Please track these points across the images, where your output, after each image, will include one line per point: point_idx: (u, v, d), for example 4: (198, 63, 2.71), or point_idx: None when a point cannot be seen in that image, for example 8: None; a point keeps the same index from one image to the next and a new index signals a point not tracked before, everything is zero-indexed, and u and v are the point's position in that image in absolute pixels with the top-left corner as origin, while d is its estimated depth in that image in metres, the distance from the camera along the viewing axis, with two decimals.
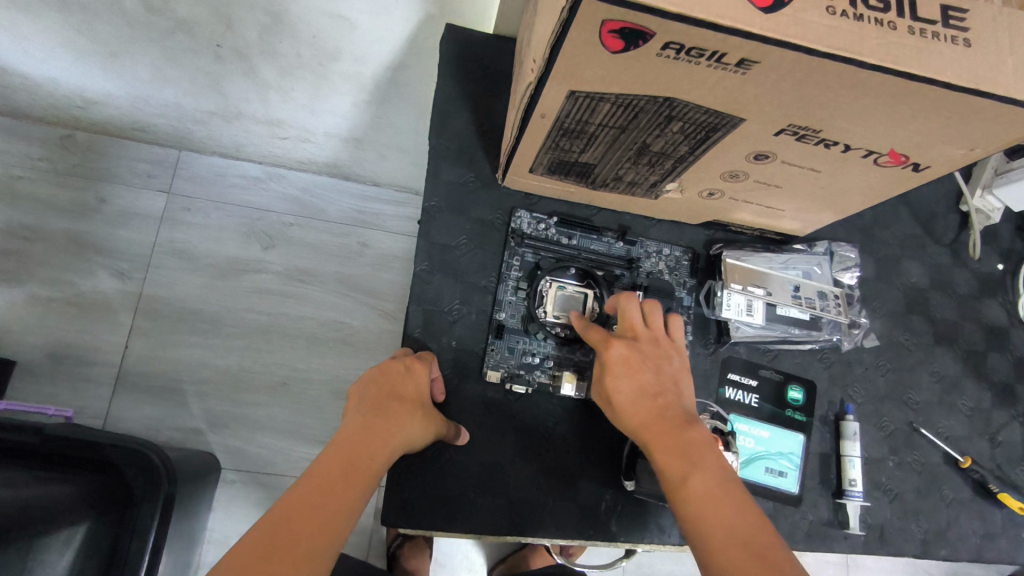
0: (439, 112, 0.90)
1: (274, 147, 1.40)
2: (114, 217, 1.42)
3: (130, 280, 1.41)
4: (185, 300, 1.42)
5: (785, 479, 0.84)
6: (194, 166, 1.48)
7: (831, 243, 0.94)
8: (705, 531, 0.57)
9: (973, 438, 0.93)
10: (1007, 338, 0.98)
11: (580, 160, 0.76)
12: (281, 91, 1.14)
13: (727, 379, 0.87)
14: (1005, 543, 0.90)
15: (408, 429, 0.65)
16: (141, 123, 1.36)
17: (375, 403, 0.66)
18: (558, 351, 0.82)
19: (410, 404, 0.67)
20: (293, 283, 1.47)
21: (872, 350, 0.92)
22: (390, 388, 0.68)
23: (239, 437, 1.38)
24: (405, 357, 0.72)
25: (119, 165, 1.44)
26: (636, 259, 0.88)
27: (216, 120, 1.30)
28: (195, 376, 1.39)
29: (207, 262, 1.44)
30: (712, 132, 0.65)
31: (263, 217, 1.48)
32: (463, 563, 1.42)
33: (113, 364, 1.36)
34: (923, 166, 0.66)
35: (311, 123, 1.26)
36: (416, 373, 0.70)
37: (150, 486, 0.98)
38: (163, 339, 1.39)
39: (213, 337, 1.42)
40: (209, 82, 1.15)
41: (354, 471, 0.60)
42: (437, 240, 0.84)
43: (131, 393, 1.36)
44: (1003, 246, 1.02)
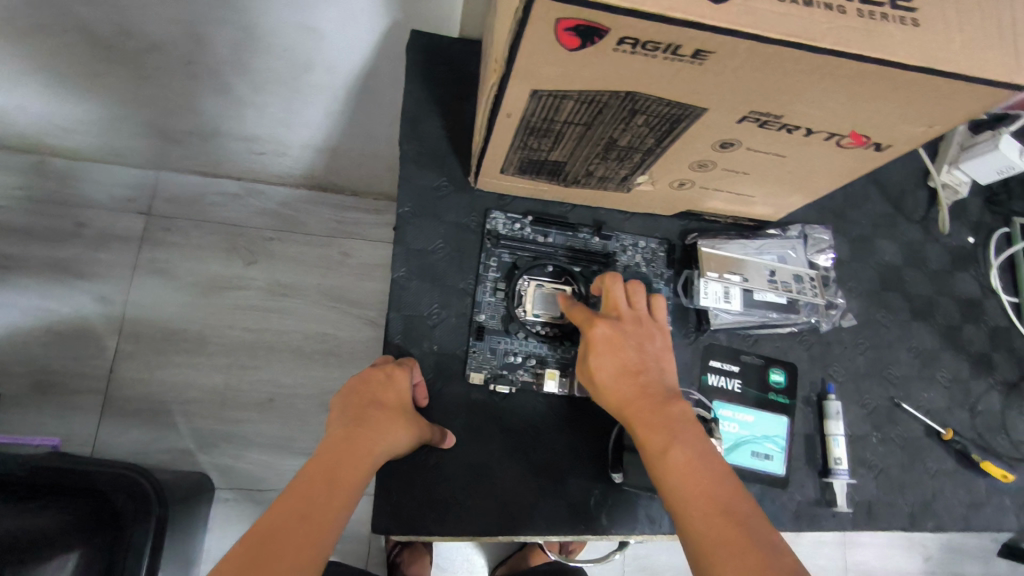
0: (408, 117, 0.89)
1: (251, 162, 1.40)
2: (92, 241, 1.41)
3: (112, 303, 1.39)
4: (169, 321, 1.41)
5: (771, 462, 0.85)
6: (171, 186, 1.46)
7: (804, 226, 0.95)
8: (686, 503, 0.59)
9: (953, 409, 0.94)
10: (982, 309, 0.99)
11: (549, 158, 0.76)
12: (256, 106, 1.14)
13: (709, 366, 0.87)
14: (991, 511, 0.91)
15: (392, 436, 0.65)
16: (114, 146, 1.35)
17: (359, 411, 0.66)
18: (540, 349, 0.82)
19: (393, 411, 0.68)
20: (277, 297, 1.47)
21: (850, 330, 0.94)
22: (373, 397, 0.68)
23: (230, 455, 1.37)
24: (388, 366, 0.72)
25: (95, 188, 1.43)
26: (613, 254, 0.88)
27: (192, 138, 1.29)
28: (183, 397, 1.38)
29: (188, 281, 1.44)
30: (677, 123, 0.65)
31: (244, 232, 1.48)
32: (463, 566, 1.43)
33: (99, 390, 1.36)
34: (885, 145, 0.66)
35: (286, 135, 1.26)
36: (397, 381, 0.70)
37: (141, 510, 1.00)
38: (149, 362, 1.39)
39: (199, 356, 1.41)
40: (182, 101, 1.14)
41: (338, 480, 0.60)
42: (414, 246, 0.84)
43: (120, 417, 1.35)
44: (972, 218, 1.03)
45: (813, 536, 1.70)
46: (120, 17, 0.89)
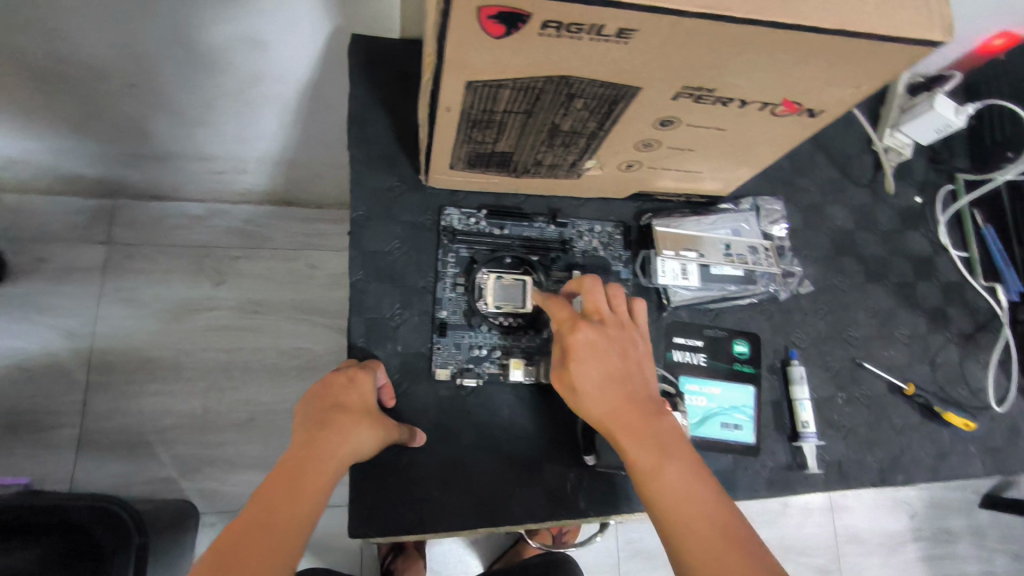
0: (356, 121, 0.89)
1: (210, 182, 1.39)
2: (53, 275, 1.39)
3: (79, 337, 1.37)
4: (139, 350, 1.39)
5: (740, 431, 0.86)
6: (130, 212, 1.44)
7: (756, 199, 0.97)
8: (680, 523, 0.61)
9: (914, 364, 0.97)
10: (933, 266, 1.02)
11: (496, 149, 0.76)
12: (209, 125, 1.13)
13: (673, 342, 0.89)
14: (958, 459, 0.94)
15: (355, 438, 0.65)
16: (67, 177, 1.32)
17: (321, 416, 0.66)
18: (504, 340, 0.83)
19: (356, 414, 0.67)
20: (248, 316, 1.46)
21: (809, 296, 0.96)
22: (335, 400, 0.67)
23: (213, 479, 1.36)
24: (351, 369, 0.72)
25: (51, 221, 1.40)
26: (570, 240, 0.89)
27: (146, 161, 1.28)
28: (159, 425, 1.37)
29: (155, 307, 1.42)
30: (614, 104, 0.67)
31: (208, 253, 1.46)
32: (459, 567, 1.43)
33: (73, 425, 1.33)
34: (818, 110, 0.68)
35: (242, 152, 1.25)
36: (360, 383, 0.70)
37: (122, 539, 0.99)
38: (122, 392, 1.37)
39: (173, 382, 1.39)
40: (132, 125, 1.13)
41: (301, 488, 0.60)
42: (370, 249, 0.84)
43: (97, 451, 1.33)
44: (917, 178, 1.06)
45: (802, 504, 1.73)
46: (58, 45, 0.88)
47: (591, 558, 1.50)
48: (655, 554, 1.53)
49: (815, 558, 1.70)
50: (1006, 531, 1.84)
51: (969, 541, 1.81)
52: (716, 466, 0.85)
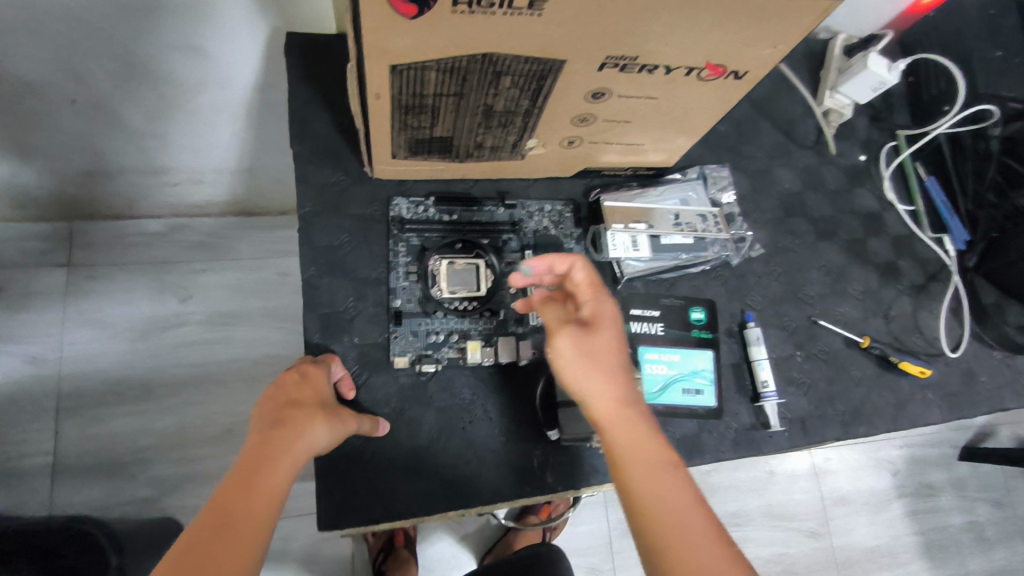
0: (296, 118, 0.89)
1: (169, 197, 1.37)
2: (15, 302, 1.37)
3: (47, 362, 1.36)
4: (109, 371, 1.38)
5: (702, 396, 0.88)
6: (90, 233, 1.43)
7: (702, 167, 0.98)
8: (676, 504, 0.62)
9: (868, 318, 0.99)
10: (881, 220, 1.04)
11: (434, 135, 0.77)
12: (158, 137, 1.12)
13: (630, 315, 0.89)
14: (917, 406, 0.96)
15: (313, 432, 0.66)
16: (21, 202, 1.31)
17: (276, 414, 0.66)
18: (461, 324, 0.83)
19: (313, 409, 0.68)
20: (218, 328, 1.45)
21: (761, 259, 0.97)
22: (289, 398, 0.68)
23: (195, 493, 1.35)
24: (305, 368, 0.72)
25: (9, 247, 1.38)
26: (520, 221, 0.89)
27: (99, 179, 1.26)
28: (136, 445, 1.36)
29: (123, 327, 1.41)
30: (543, 79, 0.67)
31: (173, 268, 1.45)
32: (451, 562, 1.43)
33: (48, 451, 1.32)
34: (742, 72, 0.69)
35: (197, 163, 1.24)
36: (313, 380, 0.71)
37: (98, 558, 0.98)
38: (95, 415, 1.35)
39: (146, 401, 1.38)
40: (80, 143, 1.12)
41: (258, 483, 0.60)
42: (321, 244, 0.84)
43: (74, 476, 1.32)
44: (861, 136, 1.08)
45: (788, 471, 1.75)
46: None
47: (583, 542, 1.52)
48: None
49: (804, 522, 1.73)
50: (986, 480, 1.88)
51: (952, 493, 1.85)
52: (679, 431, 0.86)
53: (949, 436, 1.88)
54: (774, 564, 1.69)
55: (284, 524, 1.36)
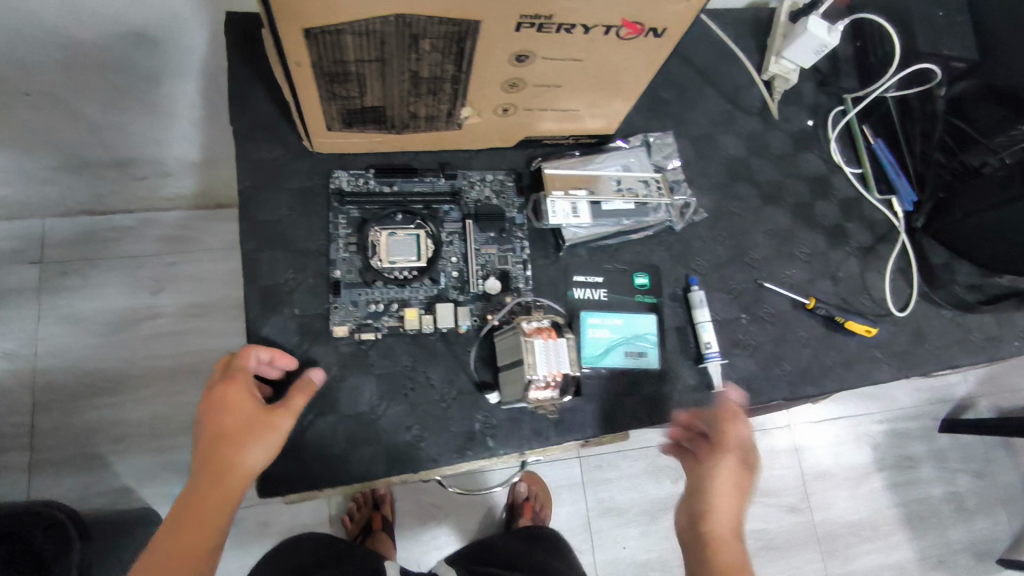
0: (235, 96, 0.89)
1: (136, 190, 1.37)
2: None
3: (21, 358, 1.37)
4: (84, 365, 1.39)
5: (645, 358, 0.89)
6: (61, 230, 1.43)
7: (645, 135, 0.99)
8: None
9: (815, 280, 0.99)
10: (829, 184, 1.05)
11: (366, 104, 0.77)
12: (116, 128, 1.13)
13: (574, 281, 0.90)
14: (865, 365, 0.97)
15: (247, 459, 0.68)
16: None
17: (208, 450, 0.68)
18: (402, 294, 0.84)
19: (243, 434, 0.69)
20: (190, 320, 1.45)
21: (705, 224, 0.98)
22: (217, 426, 0.69)
23: (170, 483, 1.37)
24: (228, 385, 0.71)
25: None
26: (461, 191, 0.90)
27: (65, 175, 1.26)
28: (112, 437, 1.37)
29: (96, 322, 1.41)
30: (461, 41, 0.68)
31: (145, 263, 1.46)
32: (433, 545, 1.42)
33: (25, 445, 1.34)
34: (661, 29, 0.70)
35: (161, 154, 1.24)
36: (235, 399, 0.70)
37: (62, 542, 1.03)
38: (71, 408, 1.37)
39: (120, 395, 1.39)
40: (39, 141, 1.12)
41: (199, 521, 0.65)
42: (261, 219, 0.85)
43: (52, 469, 1.33)
44: (808, 102, 1.08)
45: (767, 447, 1.75)
46: None
47: (564, 521, 1.50)
48: (627, 510, 1.53)
49: (784, 497, 1.73)
50: (968, 453, 1.86)
51: (932, 465, 1.84)
52: (624, 394, 0.88)
53: (928, 409, 1.87)
54: (756, 539, 1.70)
55: (263, 510, 1.36)
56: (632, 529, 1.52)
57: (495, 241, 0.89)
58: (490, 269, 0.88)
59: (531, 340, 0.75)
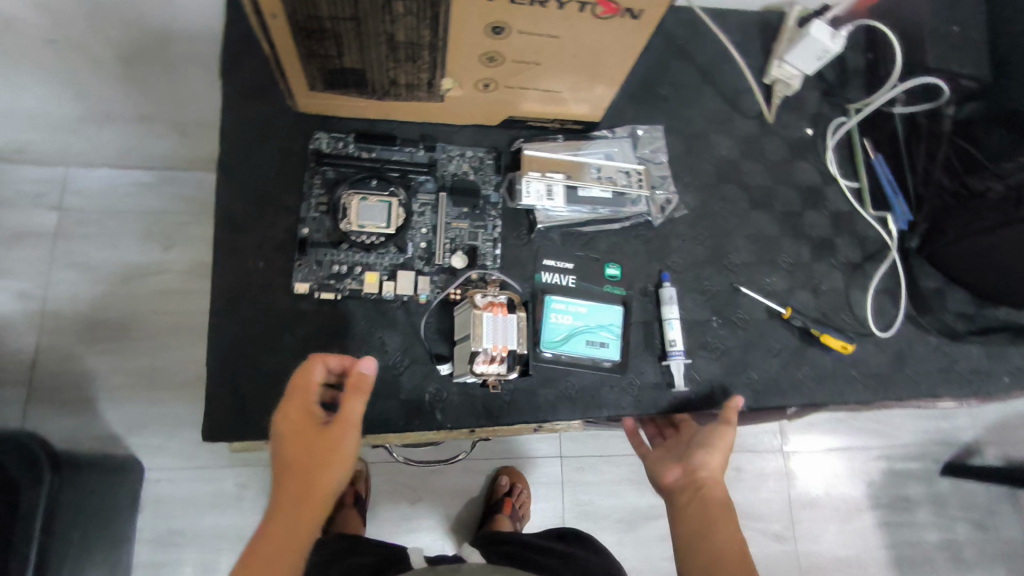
0: (230, 51, 0.90)
1: (157, 148, 1.37)
2: (5, 239, 1.39)
3: (31, 299, 1.38)
4: (90, 313, 1.39)
5: (607, 349, 0.87)
6: (84, 180, 1.44)
7: (634, 127, 0.98)
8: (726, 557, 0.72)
9: (795, 291, 0.97)
10: (823, 196, 1.02)
11: (345, 65, 0.77)
12: (136, 82, 1.14)
13: (543, 265, 0.90)
14: (837, 383, 0.95)
15: (315, 477, 0.67)
16: (16, 143, 1.31)
17: (280, 471, 0.68)
18: (367, 258, 0.85)
19: (309, 458, 0.68)
20: (198, 280, 1.45)
21: (685, 222, 0.96)
22: (284, 448, 0.69)
23: (158, 435, 1.37)
24: (290, 405, 0.71)
25: (6, 187, 1.40)
26: (438, 163, 0.90)
27: (86, 126, 1.26)
28: (107, 384, 1.37)
29: (106, 271, 1.41)
30: (435, 7, 0.68)
31: (162, 217, 1.45)
32: (404, 525, 1.40)
33: (21, 382, 1.34)
34: (637, 10, 0.69)
35: (179, 113, 1.25)
36: (298, 423, 0.70)
37: (35, 473, 1.00)
38: (71, 351, 1.37)
39: (122, 345, 1.39)
40: (63, 89, 1.12)
41: (274, 542, 0.64)
42: (240, 173, 0.86)
43: (45, 407, 1.34)
44: (810, 111, 1.05)
45: (755, 470, 1.60)
46: None
47: (538, 517, 1.45)
48: (603, 515, 1.48)
49: (772, 524, 1.59)
50: (970, 500, 1.70)
51: (930, 510, 1.68)
52: (580, 382, 0.87)
53: (932, 450, 1.70)
54: None
55: (241, 472, 1.38)
56: (607, 537, 1.47)
57: (467, 217, 0.89)
58: (458, 244, 0.88)
59: (482, 314, 0.76)
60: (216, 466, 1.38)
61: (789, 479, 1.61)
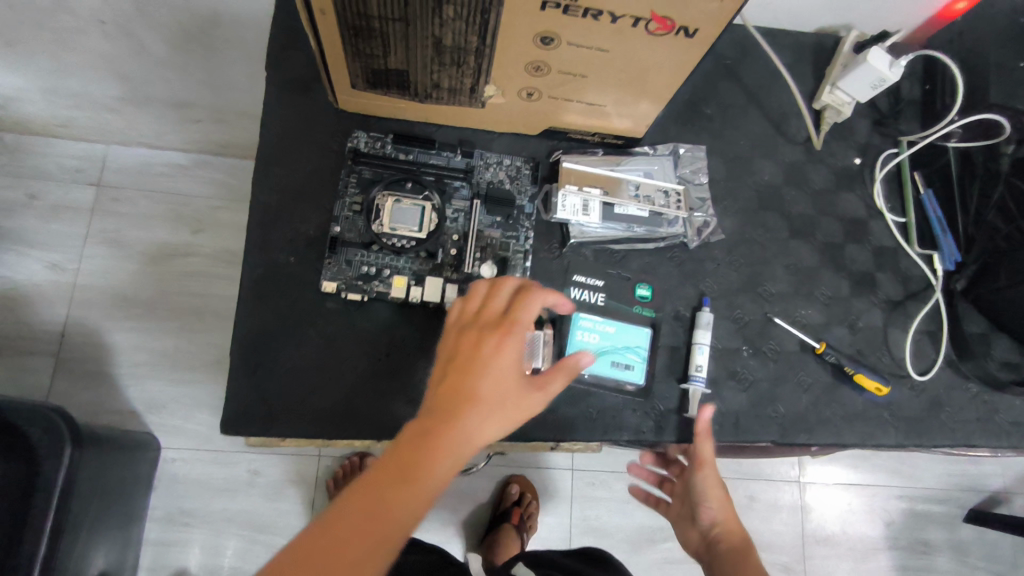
0: (277, 43, 0.90)
1: (195, 132, 1.38)
2: (46, 212, 1.41)
3: (65, 272, 1.40)
4: (120, 289, 1.41)
5: (632, 372, 0.85)
6: (124, 159, 1.46)
7: (675, 145, 0.96)
8: None
9: (831, 326, 0.94)
10: (867, 229, 0.98)
11: (389, 66, 0.76)
12: (181, 69, 1.15)
13: (572, 281, 0.87)
14: (869, 424, 0.91)
15: (483, 427, 0.60)
16: (63, 118, 1.33)
17: (451, 397, 0.61)
18: (397, 261, 0.84)
19: (492, 394, 0.62)
20: (227, 264, 1.46)
21: (722, 246, 0.94)
22: (474, 377, 0.62)
23: (177, 416, 1.38)
24: (498, 336, 0.64)
25: (49, 161, 1.42)
26: (475, 170, 0.89)
27: (130, 106, 1.28)
28: (131, 361, 1.39)
29: (138, 250, 1.43)
30: (486, 14, 0.66)
31: (194, 201, 1.47)
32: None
33: (50, 352, 1.36)
34: (692, 29, 0.67)
35: (220, 101, 1.26)
36: (501, 351, 0.63)
37: (55, 444, 1.00)
38: (98, 325, 1.39)
39: (147, 322, 1.41)
40: (111, 70, 1.14)
41: (422, 471, 0.57)
42: (277, 166, 0.86)
43: (69, 380, 1.36)
44: (860, 140, 1.02)
45: (769, 499, 1.56)
46: None
47: (543, 530, 1.43)
48: (611, 533, 1.45)
49: (780, 556, 1.54)
50: (992, 551, 1.63)
51: (949, 557, 1.62)
52: (603, 403, 0.85)
53: (956, 494, 1.64)
54: None
55: (254, 459, 1.39)
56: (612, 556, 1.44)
57: (500, 226, 0.88)
58: (489, 253, 0.86)
59: None
60: (230, 451, 1.39)
61: (803, 512, 1.57)
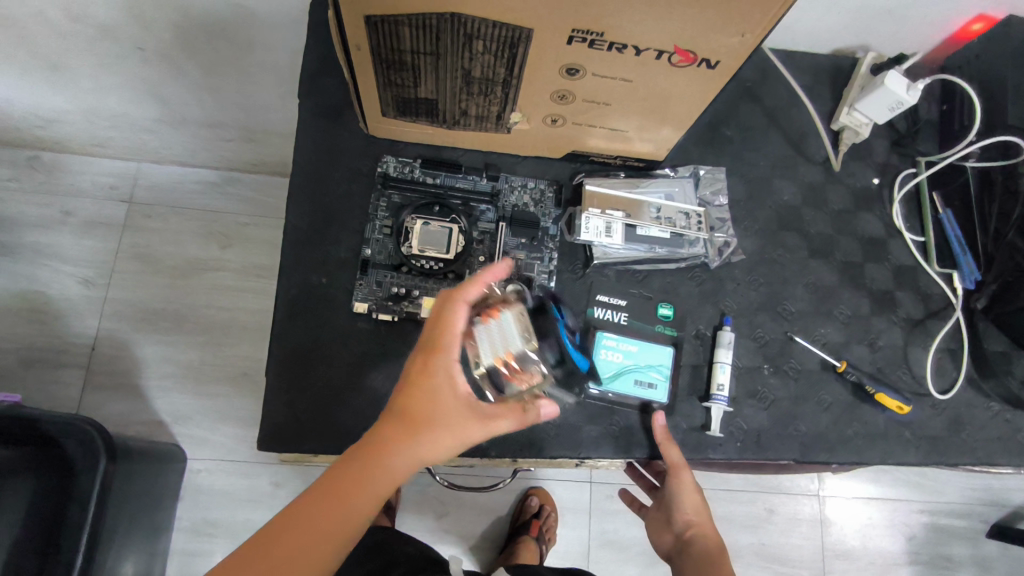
0: (310, 72, 0.93)
1: (225, 150, 1.42)
2: (79, 227, 1.46)
3: (97, 286, 1.44)
4: (149, 303, 1.45)
5: (655, 390, 0.87)
6: (155, 176, 1.50)
7: (696, 167, 0.98)
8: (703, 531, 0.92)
9: (851, 344, 0.95)
10: (886, 249, 0.99)
11: (419, 95, 0.79)
12: (214, 91, 1.18)
13: (595, 301, 0.90)
14: (888, 442, 0.92)
15: (420, 447, 0.64)
16: (98, 138, 1.38)
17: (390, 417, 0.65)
18: (424, 282, 0.87)
19: (425, 413, 0.65)
20: (252, 279, 1.50)
21: (742, 266, 0.95)
22: (405, 399, 0.66)
23: (204, 428, 1.42)
24: (426, 355, 0.67)
25: (84, 179, 1.47)
26: (500, 193, 0.92)
27: (163, 126, 1.32)
28: (160, 373, 1.43)
29: (167, 266, 1.47)
30: (514, 48, 0.69)
31: (220, 217, 1.51)
32: (430, 536, 1.40)
33: (82, 365, 1.41)
34: (714, 61, 0.69)
35: (252, 121, 1.29)
36: (433, 370, 0.66)
37: (91, 457, 1.01)
38: (128, 339, 1.43)
39: (176, 335, 1.45)
40: (149, 92, 1.18)
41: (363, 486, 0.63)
42: (311, 190, 0.90)
43: (101, 391, 1.40)
44: (878, 160, 1.03)
45: (789, 513, 1.56)
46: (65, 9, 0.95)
47: (562, 544, 1.45)
48: (630, 546, 1.46)
49: (799, 570, 1.54)
50: (1016, 567, 1.62)
51: (971, 573, 1.61)
52: (627, 421, 0.87)
53: (979, 509, 1.63)
54: None
55: (279, 471, 1.42)
56: (630, 568, 1.45)
57: (525, 247, 0.91)
58: (514, 274, 0.89)
59: (476, 331, 0.73)
60: (255, 464, 1.42)
61: (823, 527, 1.56)
